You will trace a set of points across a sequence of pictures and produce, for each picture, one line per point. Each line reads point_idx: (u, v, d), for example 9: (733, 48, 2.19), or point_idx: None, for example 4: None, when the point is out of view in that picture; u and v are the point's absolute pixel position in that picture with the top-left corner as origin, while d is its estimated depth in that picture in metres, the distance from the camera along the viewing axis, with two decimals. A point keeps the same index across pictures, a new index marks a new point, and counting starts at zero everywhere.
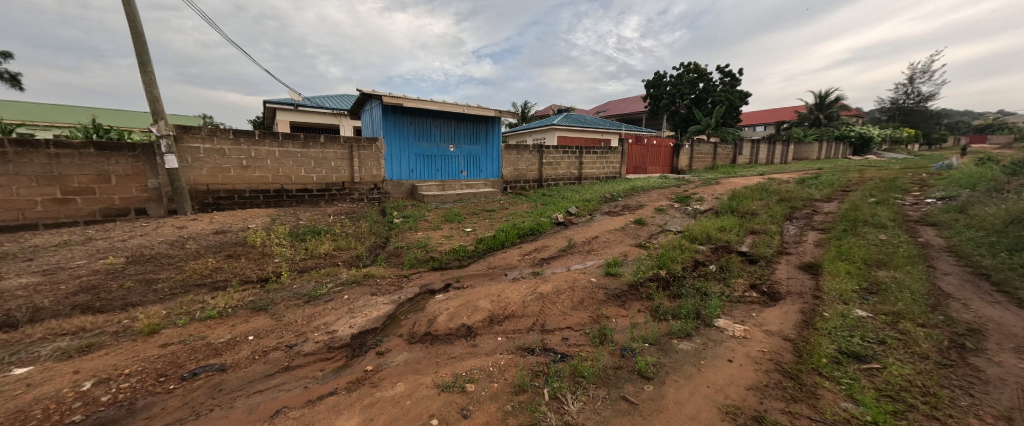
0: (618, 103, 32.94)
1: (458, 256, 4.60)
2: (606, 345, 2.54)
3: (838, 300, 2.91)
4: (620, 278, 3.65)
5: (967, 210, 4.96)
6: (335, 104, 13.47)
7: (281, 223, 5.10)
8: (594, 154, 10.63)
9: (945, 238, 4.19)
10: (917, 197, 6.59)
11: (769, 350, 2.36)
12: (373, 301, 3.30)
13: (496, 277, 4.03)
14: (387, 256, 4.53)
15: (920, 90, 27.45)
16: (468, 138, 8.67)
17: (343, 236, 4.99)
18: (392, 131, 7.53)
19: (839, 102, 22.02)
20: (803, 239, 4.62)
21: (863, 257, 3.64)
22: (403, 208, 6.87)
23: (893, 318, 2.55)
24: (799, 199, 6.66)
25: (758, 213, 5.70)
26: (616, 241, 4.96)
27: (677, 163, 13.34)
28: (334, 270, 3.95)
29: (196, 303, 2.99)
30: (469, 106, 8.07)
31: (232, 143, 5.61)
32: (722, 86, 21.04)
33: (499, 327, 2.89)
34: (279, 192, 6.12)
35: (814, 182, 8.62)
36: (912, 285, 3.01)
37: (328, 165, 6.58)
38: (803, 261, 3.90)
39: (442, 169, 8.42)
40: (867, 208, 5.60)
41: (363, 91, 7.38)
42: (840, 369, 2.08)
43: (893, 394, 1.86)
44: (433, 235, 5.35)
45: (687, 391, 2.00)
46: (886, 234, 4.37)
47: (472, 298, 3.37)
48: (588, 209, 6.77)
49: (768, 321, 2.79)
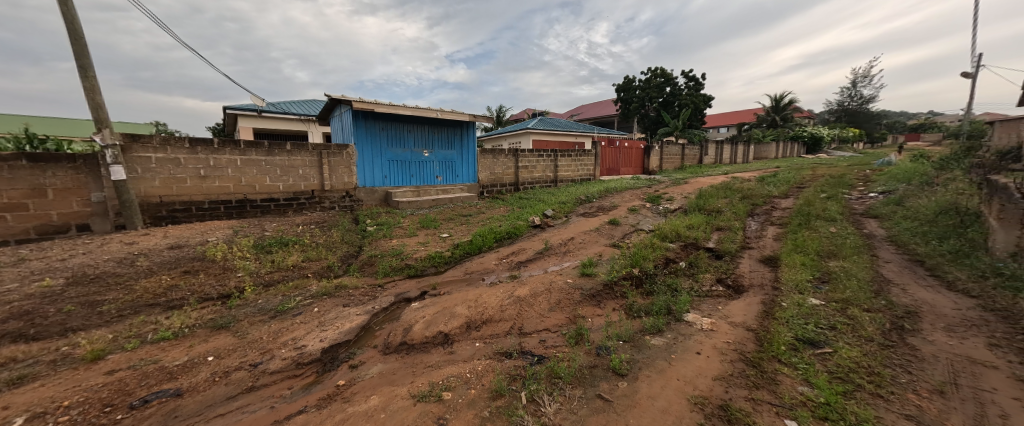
0: (591, 107, 33.75)
1: (435, 263, 4.54)
2: (582, 345, 2.59)
3: (795, 290, 3.10)
4: (595, 278, 3.72)
5: (903, 202, 5.44)
6: (302, 110, 12.98)
7: (245, 236, 4.84)
8: (568, 157, 10.82)
9: (886, 229, 4.56)
10: (862, 192, 7.16)
11: (733, 341, 2.49)
12: (346, 313, 3.20)
13: (473, 282, 4.01)
14: (360, 266, 4.41)
15: (861, 93, 29.90)
16: (442, 143, 8.61)
17: (313, 246, 4.81)
18: (363, 137, 7.35)
19: (792, 105, 23.60)
20: (763, 234, 4.90)
21: (816, 249, 3.91)
22: (377, 215, 6.70)
23: (843, 305, 2.75)
24: (759, 196, 7.07)
25: (723, 210, 6.00)
26: (592, 242, 5.07)
27: (647, 164, 13.81)
28: (303, 283, 3.79)
29: (148, 325, 2.79)
30: (443, 111, 8.01)
31: (188, 152, 5.30)
32: (687, 90, 22.05)
33: (476, 332, 2.88)
34: (242, 203, 5.82)
35: (772, 180, 9.17)
36: (858, 273, 3.26)
37: (296, 173, 6.33)
38: (763, 255, 4.13)
39: (416, 174, 8.30)
40: (820, 203, 6.02)
41: (332, 96, 7.18)
42: (797, 356, 2.21)
43: (843, 375, 2.00)
44: (408, 242, 5.26)
45: (658, 385, 2.07)
46: (836, 226, 4.72)
47: (449, 305, 3.33)
48: (564, 212, 6.88)
49: (733, 313, 2.93)
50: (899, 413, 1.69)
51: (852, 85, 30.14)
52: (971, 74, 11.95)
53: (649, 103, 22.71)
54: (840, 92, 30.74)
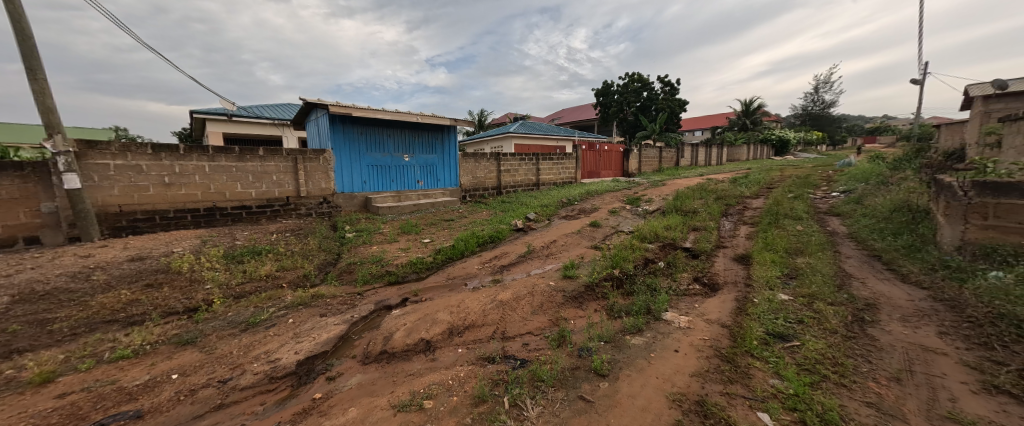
0: (571, 111, 34.27)
1: (416, 269, 4.47)
2: (565, 347, 2.60)
3: (766, 286, 3.24)
4: (577, 280, 3.76)
5: (862, 201, 5.79)
6: (276, 114, 12.57)
7: (214, 245, 4.62)
8: (550, 160, 10.92)
9: (847, 226, 4.84)
10: (825, 191, 7.57)
11: (709, 338, 2.57)
12: (323, 323, 3.11)
13: (455, 288, 3.96)
14: (338, 274, 4.30)
15: (823, 98, 31.69)
16: (423, 147, 8.53)
17: (288, 255, 4.65)
18: (341, 142, 7.19)
19: (761, 109, 24.74)
20: (736, 233, 5.09)
21: (784, 247, 4.10)
22: (356, 221, 6.55)
23: (809, 300, 2.89)
24: (733, 196, 7.35)
25: (699, 210, 6.20)
26: (574, 244, 5.13)
27: (627, 167, 14.13)
28: (277, 293, 3.65)
29: (104, 343, 2.61)
30: (423, 115, 7.94)
31: (151, 159, 5.03)
32: (663, 95, 22.74)
33: (459, 338, 2.85)
34: (211, 211, 5.56)
35: (744, 181, 9.57)
36: (823, 268, 3.43)
37: (269, 179, 6.12)
38: (737, 253, 4.29)
39: (397, 179, 8.18)
40: (788, 203, 6.32)
41: (307, 100, 6.99)
42: (768, 350, 2.30)
43: (810, 367, 2.10)
44: (388, 249, 5.16)
45: (638, 384, 2.10)
46: (802, 225, 4.96)
47: (431, 311, 3.29)
48: (546, 215, 6.93)
49: (709, 311, 3.03)
50: (861, 401, 1.79)
51: (815, 90, 31.93)
52: (918, 81, 12.92)
53: (627, 107, 23.28)
54: (804, 97, 32.49)
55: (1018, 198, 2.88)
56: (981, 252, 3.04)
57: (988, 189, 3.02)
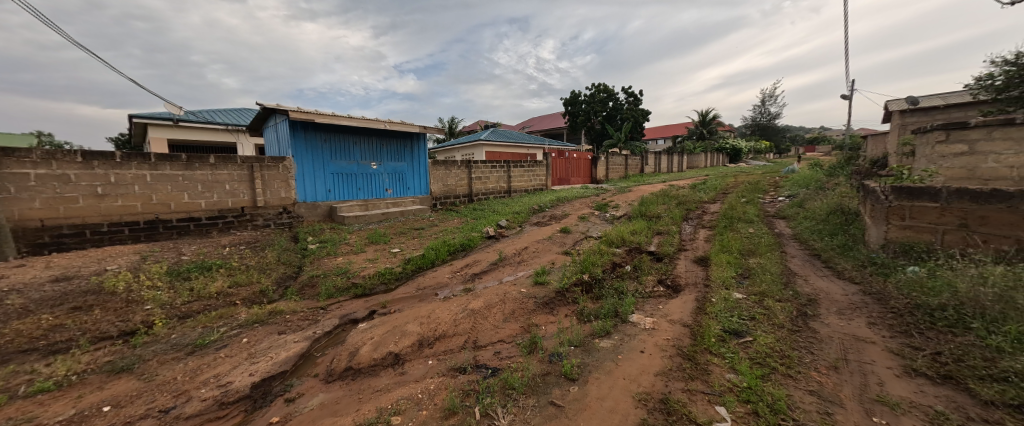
0: (541, 119, 34.94)
1: (384, 280, 4.34)
2: (536, 353, 2.62)
3: (722, 286, 3.45)
4: (548, 286, 3.81)
5: (804, 204, 6.34)
6: (230, 120, 11.82)
7: (157, 261, 4.23)
8: (521, 168, 11.03)
9: (792, 228, 5.28)
10: (773, 196, 8.22)
11: (672, 338, 2.69)
12: (281, 341, 2.93)
13: (425, 298, 3.87)
14: (300, 288, 4.07)
15: (770, 110, 34.51)
16: (392, 155, 8.35)
17: (243, 269, 4.35)
18: (303, 149, 6.89)
19: (716, 120, 26.53)
20: (696, 237, 5.39)
21: (738, 248, 4.39)
22: (320, 231, 6.27)
23: (760, 297, 3.11)
24: (693, 202, 7.79)
25: (662, 215, 6.51)
26: (545, 250, 5.20)
27: (595, 174, 14.58)
28: (229, 312, 3.40)
29: (19, 376, 2.30)
30: (391, 121, 7.79)
31: (81, 168, 4.55)
32: (628, 105, 23.80)
33: (429, 350, 2.79)
34: (153, 224, 5.10)
35: (703, 186, 10.18)
36: (771, 267, 3.71)
37: (221, 188, 5.71)
38: (697, 256, 4.54)
39: (364, 187, 7.93)
40: (741, 207, 6.79)
41: (265, 105, 6.65)
42: (724, 346, 2.45)
43: (761, 360, 2.25)
44: (355, 260, 4.97)
45: (607, 386, 2.16)
46: (753, 227, 5.35)
47: (400, 323, 3.20)
48: (517, 221, 6.98)
49: (672, 311, 3.17)
50: (805, 389, 1.94)
51: (762, 103, 34.73)
52: (847, 96, 14.44)
53: (595, 117, 24.12)
54: (753, 108, 35.23)
55: (927, 201, 3.23)
56: (901, 250, 3.40)
57: (904, 193, 3.36)
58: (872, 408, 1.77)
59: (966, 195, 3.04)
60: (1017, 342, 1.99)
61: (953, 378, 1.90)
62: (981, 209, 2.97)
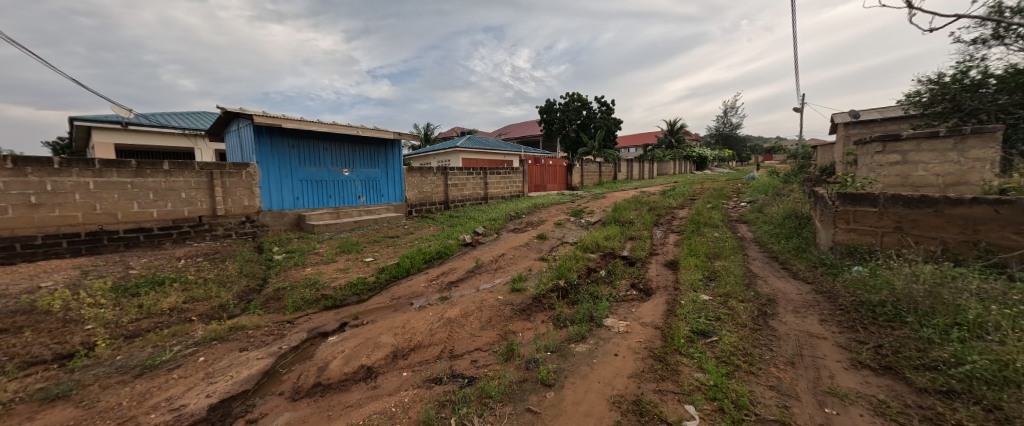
0: (517, 127, 35.28)
1: (357, 291, 4.19)
2: (513, 361, 2.62)
3: (690, 288, 3.60)
4: (525, 293, 3.82)
5: (763, 209, 6.76)
6: (187, 124, 11.12)
7: (100, 276, 3.88)
8: (498, 175, 11.04)
9: (753, 232, 5.61)
10: (736, 202, 8.71)
11: (644, 340, 2.77)
12: (243, 358, 2.76)
13: (400, 308, 3.78)
14: (264, 302, 3.86)
15: (731, 121, 36.66)
16: (364, 161, 8.15)
17: (200, 283, 4.07)
18: (268, 155, 6.60)
19: (683, 129, 27.85)
20: (666, 241, 5.61)
21: (705, 252, 4.61)
22: (286, 241, 5.98)
23: (725, 299, 3.28)
24: (663, 207, 8.11)
25: (634, 221, 6.73)
26: (521, 257, 5.23)
27: (570, 181, 14.87)
28: (184, 329, 3.16)
29: None
30: (363, 127, 7.62)
31: (12, 175, 4.13)
32: (601, 114, 24.53)
33: (403, 361, 2.72)
34: (96, 235, 4.68)
35: (672, 193, 10.63)
36: (734, 270, 3.92)
37: (176, 196, 5.34)
38: (667, 259, 4.72)
39: (335, 195, 7.68)
40: (707, 212, 7.14)
41: (226, 109, 6.32)
42: (693, 346, 2.55)
43: (727, 359, 2.36)
44: (325, 270, 4.78)
45: (582, 390, 2.19)
46: (718, 232, 5.65)
47: (373, 334, 3.11)
48: (494, 228, 6.98)
49: (644, 314, 3.27)
50: (766, 385, 2.06)
51: (724, 114, 36.86)
52: (799, 109, 15.66)
53: (570, 125, 24.65)
54: (716, 119, 37.31)
55: (868, 206, 3.53)
56: (847, 251, 3.70)
57: (848, 199, 3.66)
58: (824, 400, 1.91)
59: (900, 201, 3.33)
60: (944, 333, 2.21)
61: (893, 368, 2.09)
62: (913, 213, 3.27)
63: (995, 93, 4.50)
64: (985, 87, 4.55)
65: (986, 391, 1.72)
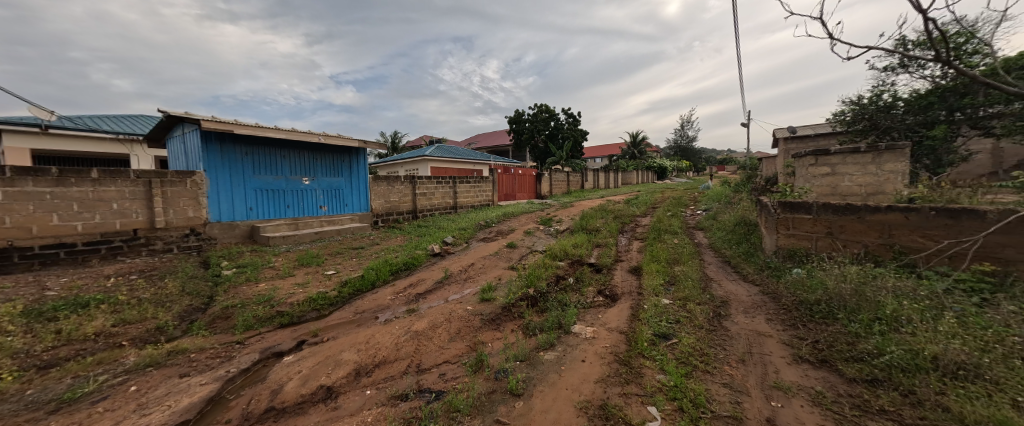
0: (487, 136, 35.46)
1: (316, 306, 3.97)
2: (482, 372, 2.59)
3: (653, 293, 3.76)
4: (494, 302, 3.81)
5: (717, 217, 7.27)
6: (123, 128, 10.11)
7: (8, 300, 3.39)
8: (468, 184, 10.99)
9: (709, 238, 5.99)
10: (693, 209, 9.28)
11: (610, 345, 2.85)
12: (183, 385, 2.51)
13: (364, 323, 3.62)
14: (210, 321, 3.55)
15: (688, 134, 39.15)
16: (326, 170, 7.82)
17: (134, 304, 3.66)
18: (217, 162, 6.14)
19: (645, 141, 29.34)
20: (630, 248, 5.85)
21: (665, 257, 4.85)
22: (238, 255, 5.56)
23: (683, 302, 3.46)
24: (627, 215, 8.47)
25: (601, 228, 6.95)
26: (491, 266, 5.23)
27: (540, 190, 15.11)
28: (113, 355, 2.83)
29: None
30: (325, 135, 7.34)
31: None
32: (568, 125, 25.30)
33: (367, 379, 2.59)
34: (4, 253, 4.11)
35: (635, 201, 11.13)
36: (692, 274, 4.15)
37: (107, 208, 4.81)
38: (631, 266, 4.92)
39: (293, 205, 7.27)
40: (667, 220, 7.55)
41: (169, 113, 5.84)
42: (655, 349, 2.66)
43: (686, 359, 2.48)
44: (281, 285, 4.48)
45: (551, 398, 2.20)
46: (678, 238, 5.98)
47: (335, 351, 2.95)
48: (464, 238, 6.92)
49: (610, 320, 3.37)
50: (720, 383, 2.19)
51: (681, 127, 39.33)
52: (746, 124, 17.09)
53: (538, 135, 25.16)
54: (675, 132, 39.69)
55: (803, 213, 3.90)
56: (788, 255, 4.05)
57: (787, 207, 4.03)
58: (770, 394, 2.05)
59: (830, 209, 3.71)
60: (867, 326, 2.48)
61: (827, 361, 2.30)
62: (840, 220, 3.65)
63: (903, 114, 5.18)
64: (896, 109, 5.21)
65: (902, 378, 1.95)
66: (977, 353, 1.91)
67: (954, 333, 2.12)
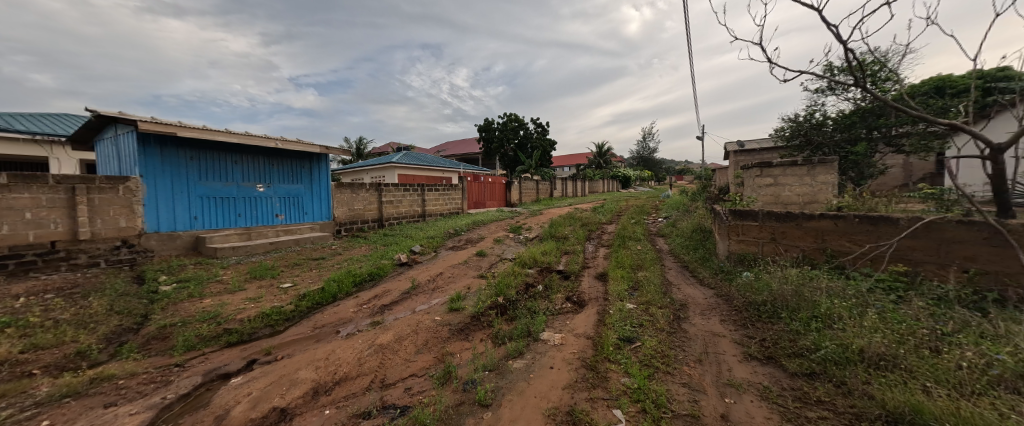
0: (457, 144, 35.27)
1: (271, 321, 3.70)
2: (450, 384, 2.53)
3: (618, 298, 3.89)
4: (463, 312, 3.76)
5: (676, 223, 7.70)
6: (42, 129, 8.96)
7: None
8: (437, 191, 10.82)
9: (669, 244, 6.32)
10: (655, 217, 9.76)
11: (578, 350, 2.89)
12: (108, 416, 2.23)
13: (324, 338, 3.43)
14: (144, 343, 3.20)
15: (649, 145, 41.29)
16: (284, 176, 7.40)
17: (49, 327, 3.21)
18: (157, 167, 5.62)
19: (610, 151, 30.56)
20: (597, 254, 6.02)
21: (630, 263, 5.04)
22: (179, 269, 5.07)
23: (646, 306, 3.60)
24: (594, 223, 8.74)
25: (569, 236, 7.11)
26: (460, 275, 5.16)
27: (509, 198, 15.21)
28: (19, 386, 2.45)
29: None
30: (283, 140, 6.96)
31: None
32: (537, 134, 25.80)
33: (326, 398, 2.45)
34: None
35: (601, 209, 11.51)
36: (654, 279, 4.35)
37: (18, 217, 4.23)
38: (597, 272, 5.06)
39: (246, 213, 6.79)
40: (631, 227, 7.88)
41: (100, 113, 5.29)
42: (620, 353, 2.74)
43: (649, 362, 2.57)
44: (230, 300, 4.14)
45: (519, 407, 2.19)
46: (641, 245, 6.25)
47: (291, 370, 2.77)
48: (432, 246, 6.79)
49: (578, 325, 3.43)
50: (680, 383, 2.30)
51: (643, 138, 41.41)
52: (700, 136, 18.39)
53: (508, 144, 25.41)
54: (637, 143, 41.70)
55: (750, 220, 4.24)
56: (738, 259, 4.37)
57: (737, 215, 4.35)
58: (724, 391, 2.18)
59: (773, 217, 4.05)
60: (806, 324, 2.72)
61: (772, 358, 2.49)
62: (781, 226, 4.00)
63: (832, 131, 5.79)
64: (826, 127, 5.82)
65: (835, 370, 2.15)
66: (894, 345, 2.15)
67: (876, 327, 2.37)
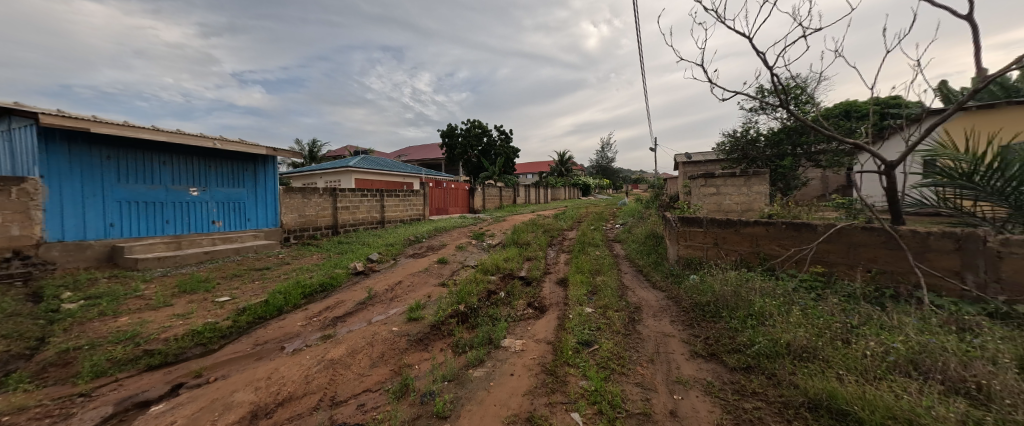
0: (419, 149, 34.48)
1: (203, 339, 3.34)
2: (407, 397, 2.43)
3: (577, 303, 3.98)
4: (422, 321, 3.65)
5: (631, 230, 8.10)
6: None
7: None
8: (397, 197, 10.47)
9: (625, 249, 6.62)
10: (613, 223, 10.20)
11: (538, 356, 2.92)
12: None
13: (267, 355, 3.15)
14: (39, 371, 2.72)
15: (608, 155, 43.23)
16: (222, 180, 6.77)
17: None
18: (62, 166, 4.88)
19: (571, 160, 31.54)
20: (558, 260, 6.15)
21: (589, 269, 5.20)
22: (90, 283, 4.42)
23: (604, 310, 3.73)
24: (555, 229, 8.94)
25: (531, 242, 7.20)
26: (420, 283, 5.00)
27: (472, 204, 15.11)
28: None
29: None
30: (222, 140, 6.38)
31: None
32: (501, 141, 26.00)
33: (267, 420, 2.24)
34: None
35: (563, 216, 11.82)
36: (611, 283, 4.52)
37: None
38: (558, 277, 5.16)
39: (176, 219, 6.11)
40: (591, 233, 8.16)
41: None
42: (578, 356, 2.80)
43: (605, 364, 2.66)
44: (154, 317, 3.67)
45: (478, 416, 2.16)
46: (599, 250, 6.49)
47: (227, 393, 2.50)
48: (391, 254, 6.53)
49: (538, 331, 3.46)
50: (634, 383, 2.40)
51: (602, 148, 43.30)
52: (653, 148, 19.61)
53: (472, 150, 25.32)
54: (597, 153, 43.46)
55: (695, 226, 4.58)
56: (686, 263, 4.69)
57: (685, 221, 4.68)
58: (673, 388, 2.31)
59: (715, 223, 4.40)
60: (743, 322, 2.97)
61: (715, 354, 2.68)
62: (722, 232, 4.35)
63: (764, 147, 6.43)
64: (759, 142, 6.46)
65: (768, 363, 2.37)
66: (815, 338, 2.41)
67: (800, 322, 2.65)
